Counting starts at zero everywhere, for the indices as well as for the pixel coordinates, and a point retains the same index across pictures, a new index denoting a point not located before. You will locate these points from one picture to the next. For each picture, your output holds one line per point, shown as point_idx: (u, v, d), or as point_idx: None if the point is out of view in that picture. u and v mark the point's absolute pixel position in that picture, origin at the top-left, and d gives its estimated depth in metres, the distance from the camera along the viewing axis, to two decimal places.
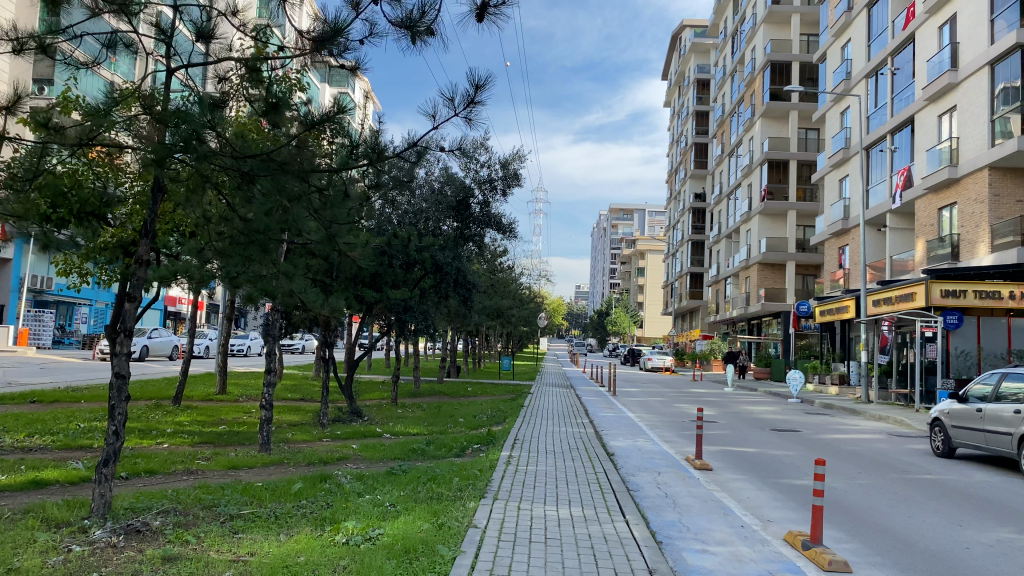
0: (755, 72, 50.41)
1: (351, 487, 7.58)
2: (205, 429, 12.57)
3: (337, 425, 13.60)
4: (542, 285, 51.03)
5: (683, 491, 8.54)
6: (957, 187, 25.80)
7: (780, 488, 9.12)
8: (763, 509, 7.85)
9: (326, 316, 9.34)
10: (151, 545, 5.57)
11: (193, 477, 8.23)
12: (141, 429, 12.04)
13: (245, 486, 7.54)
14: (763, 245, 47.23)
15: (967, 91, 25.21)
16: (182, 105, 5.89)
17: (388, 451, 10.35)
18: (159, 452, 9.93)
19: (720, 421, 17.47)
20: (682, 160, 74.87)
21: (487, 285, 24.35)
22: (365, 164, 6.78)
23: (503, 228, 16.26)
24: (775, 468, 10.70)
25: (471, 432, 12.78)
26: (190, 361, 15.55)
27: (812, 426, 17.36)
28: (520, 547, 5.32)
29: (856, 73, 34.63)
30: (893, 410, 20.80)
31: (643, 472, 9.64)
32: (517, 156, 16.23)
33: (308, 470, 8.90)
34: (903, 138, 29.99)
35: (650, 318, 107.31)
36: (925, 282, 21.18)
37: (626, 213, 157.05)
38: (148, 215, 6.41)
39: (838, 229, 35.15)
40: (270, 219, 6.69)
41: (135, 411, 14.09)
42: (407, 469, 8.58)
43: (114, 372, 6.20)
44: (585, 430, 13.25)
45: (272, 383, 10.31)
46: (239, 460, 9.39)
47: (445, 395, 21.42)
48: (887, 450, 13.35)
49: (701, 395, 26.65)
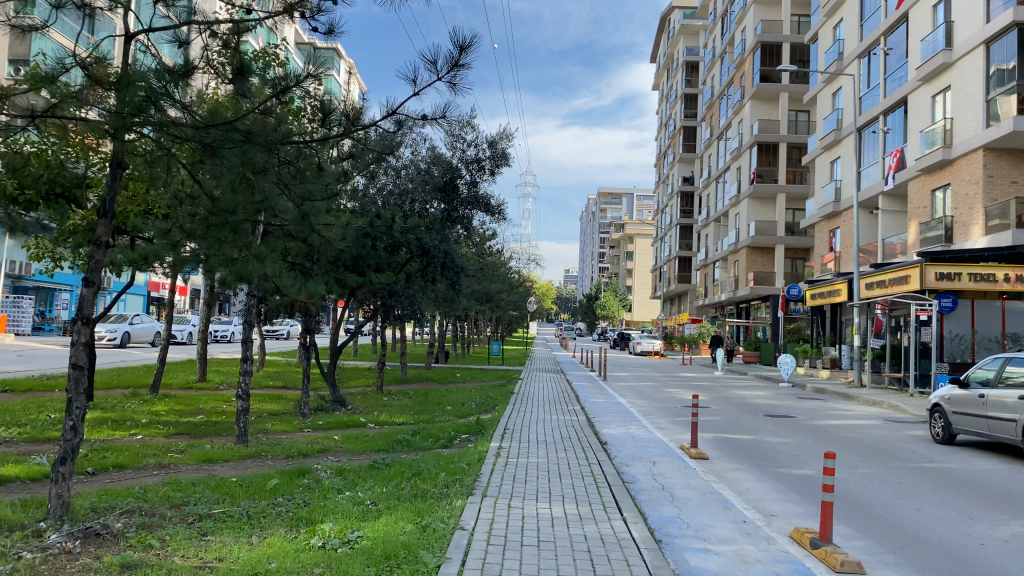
0: (745, 53, 49.93)
1: (330, 484, 7.14)
2: (181, 419, 12.09)
3: (319, 414, 13.14)
4: (531, 269, 50.55)
5: (680, 482, 8.16)
6: (950, 169, 25.50)
7: (780, 478, 8.77)
8: (764, 501, 7.49)
9: (306, 302, 8.84)
10: (109, 551, 5.09)
11: (163, 472, 7.76)
12: (115, 419, 11.56)
13: (218, 483, 7.07)
14: (752, 228, 46.92)
15: (961, 71, 24.86)
16: (139, 71, 5.41)
17: (372, 442, 9.94)
18: (131, 444, 9.45)
19: (713, 407, 17.16)
20: (670, 144, 74.36)
21: (474, 269, 23.90)
22: (340, 134, 6.28)
23: (491, 209, 15.76)
24: (773, 457, 10.35)
25: (459, 421, 12.40)
26: (168, 349, 15.02)
27: (805, 412, 17.07)
28: (511, 552, 4.90)
29: (848, 53, 34.23)
30: (887, 394, 20.53)
31: (638, 462, 9.25)
32: (505, 135, 15.73)
33: (286, 463, 8.47)
34: (895, 119, 29.66)
35: (638, 303, 107.24)
36: (919, 265, 20.88)
37: (615, 198, 156.67)
38: (106, 194, 5.88)
39: (828, 212, 34.87)
40: (239, 197, 6.21)
41: (110, 400, 13.60)
42: (391, 462, 8.17)
43: (72, 363, 5.69)
44: (577, 417, 12.88)
45: (249, 372, 9.85)
46: (213, 453, 8.92)
47: (432, 382, 21.01)
48: (884, 436, 13.06)
49: (692, 380, 26.36)
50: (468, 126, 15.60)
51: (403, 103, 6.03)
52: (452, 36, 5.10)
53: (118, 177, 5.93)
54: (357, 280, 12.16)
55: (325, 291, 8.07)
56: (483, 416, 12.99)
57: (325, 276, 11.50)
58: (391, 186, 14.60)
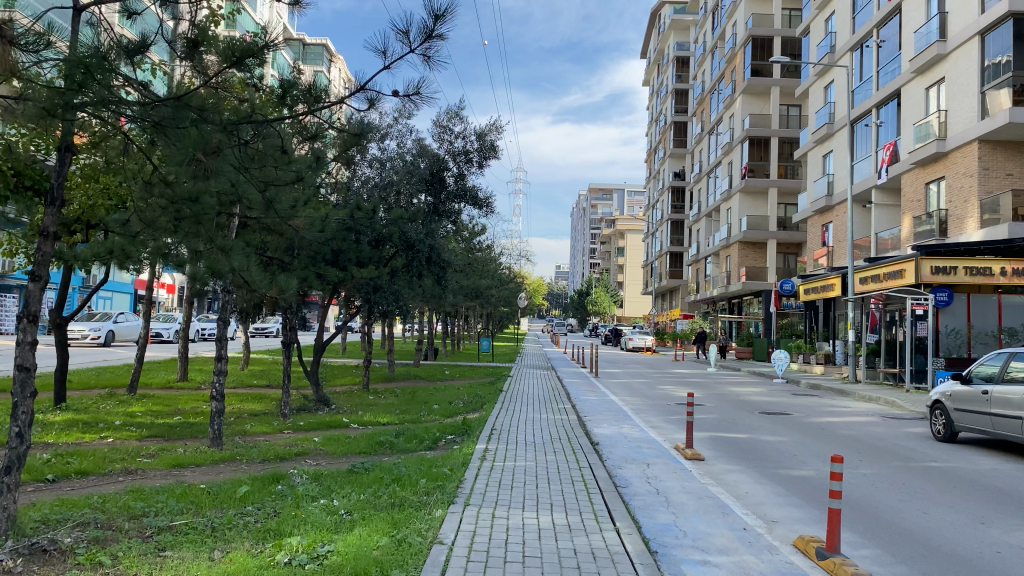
0: (736, 47, 49.64)
1: (304, 491, 6.70)
2: (157, 420, 11.64)
3: (301, 414, 12.69)
4: (522, 265, 50.14)
5: (675, 486, 7.76)
6: (945, 161, 25.23)
7: (780, 481, 8.39)
8: (764, 506, 7.10)
9: (277, 297, 8.39)
10: (54, 570, 4.62)
11: (126, 480, 7.28)
12: (87, 421, 11.08)
13: (184, 490, 6.63)
14: (744, 223, 46.63)
15: (956, 63, 24.56)
16: (85, 43, 4.96)
17: (353, 444, 9.52)
18: (100, 448, 8.98)
19: (707, 404, 16.81)
20: (661, 139, 74.07)
21: (463, 265, 23.52)
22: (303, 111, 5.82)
23: (480, 203, 15.29)
24: (772, 457, 9.96)
25: (446, 421, 11.96)
26: (145, 347, 14.51)
27: (801, 408, 16.72)
28: (493, 570, 4.48)
29: (840, 45, 33.97)
30: (882, 390, 20.21)
31: (630, 464, 8.85)
32: (494, 127, 15.30)
33: (260, 469, 8.02)
34: (888, 112, 29.37)
35: (629, 299, 107.00)
36: (915, 259, 20.63)
37: (606, 193, 156.70)
38: (54, 181, 5.44)
39: (821, 206, 34.58)
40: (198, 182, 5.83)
41: (84, 400, 13.11)
42: (370, 467, 7.75)
43: (17, 365, 5.24)
44: (568, 416, 12.45)
45: (223, 372, 9.41)
46: (184, 457, 8.46)
47: (422, 380, 20.58)
48: (883, 434, 12.71)
49: (684, 376, 26.03)
50: (455, 117, 15.17)
51: (372, 79, 5.63)
52: (425, 5, 4.73)
53: (67, 162, 5.53)
54: (339, 275, 11.74)
55: (296, 284, 7.70)
56: (470, 415, 12.57)
57: (304, 271, 11.07)
58: (377, 178, 14.21)
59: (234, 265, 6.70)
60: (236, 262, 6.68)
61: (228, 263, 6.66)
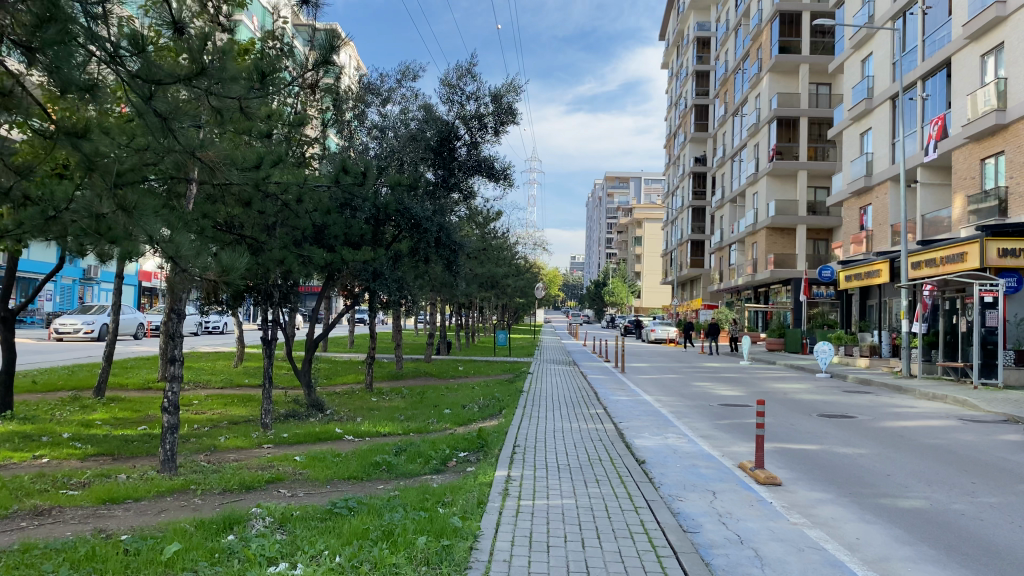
0: (762, 24, 47.25)
1: (258, 551, 4.74)
2: (114, 431, 9.80)
3: (286, 425, 10.73)
4: (539, 253, 47.91)
5: (761, 530, 5.85)
6: (1004, 134, 22.96)
7: (894, 519, 6.41)
8: (890, 563, 5.19)
9: (222, 283, 6.55)
10: None
11: (27, 528, 5.44)
12: (29, 433, 9.25)
13: (90, 549, 4.73)
14: (771, 208, 44.35)
15: (1016, 26, 22.26)
16: None
17: (342, 465, 7.60)
18: (21, 475, 7.13)
19: (756, 405, 14.71)
20: (681, 124, 71.37)
21: (474, 252, 21.54)
22: None
23: (496, 175, 13.16)
24: (865, 481, 7.91)
25: (457, 432, 10.07)
26: (113, 342, 12.63)
27: (863, 409, 14.64)
28: None
29: (880, 15, 31.52)
30: (945, 386, 18.07)
31: (691, 494, 6.94)
32: (512, 88, 13.12)
33: (218, 507, 6.13)
34: (936, 84, 27.13)
35: (648, 289, 103.66)
36: (979, 241, 18.80)
37: (622, 181, 154.65)
38: None
39: (858, 187, 32.39)
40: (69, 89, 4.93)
41: (41, 406, 11.35)
42: (356, 505, 5.82)
43: None
44: (603, 426, 10.38)
45: (178, 378, 7.54)
46: (120, 489, 6.55)
47: (432, 377, 18.65)
48: (977, 443, 10.66)
49: (719, 371, 23.87)
50: (468, 75, 13.13)
51: None
52: None
53: None
54: (326, 258, 9.71)
55: (244, 260, 6.24)
56: (487, 424, 10.65)
57: (283, 252, 9.10)
58: (377, 149, 12.48)
59: (145, 231, 5.41)
60: (144, 224, 5.35)
61: (136, 227, 5.35)
